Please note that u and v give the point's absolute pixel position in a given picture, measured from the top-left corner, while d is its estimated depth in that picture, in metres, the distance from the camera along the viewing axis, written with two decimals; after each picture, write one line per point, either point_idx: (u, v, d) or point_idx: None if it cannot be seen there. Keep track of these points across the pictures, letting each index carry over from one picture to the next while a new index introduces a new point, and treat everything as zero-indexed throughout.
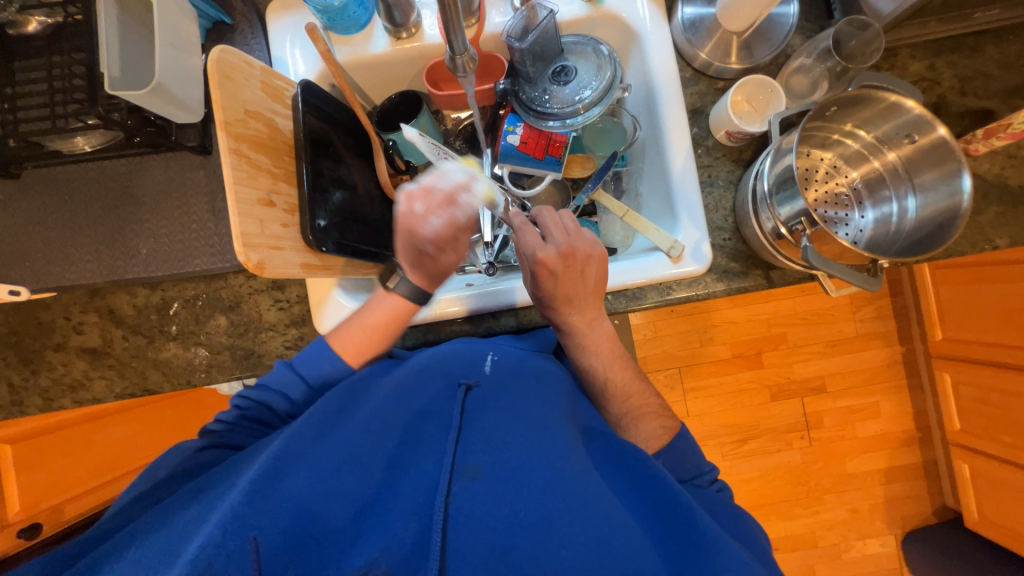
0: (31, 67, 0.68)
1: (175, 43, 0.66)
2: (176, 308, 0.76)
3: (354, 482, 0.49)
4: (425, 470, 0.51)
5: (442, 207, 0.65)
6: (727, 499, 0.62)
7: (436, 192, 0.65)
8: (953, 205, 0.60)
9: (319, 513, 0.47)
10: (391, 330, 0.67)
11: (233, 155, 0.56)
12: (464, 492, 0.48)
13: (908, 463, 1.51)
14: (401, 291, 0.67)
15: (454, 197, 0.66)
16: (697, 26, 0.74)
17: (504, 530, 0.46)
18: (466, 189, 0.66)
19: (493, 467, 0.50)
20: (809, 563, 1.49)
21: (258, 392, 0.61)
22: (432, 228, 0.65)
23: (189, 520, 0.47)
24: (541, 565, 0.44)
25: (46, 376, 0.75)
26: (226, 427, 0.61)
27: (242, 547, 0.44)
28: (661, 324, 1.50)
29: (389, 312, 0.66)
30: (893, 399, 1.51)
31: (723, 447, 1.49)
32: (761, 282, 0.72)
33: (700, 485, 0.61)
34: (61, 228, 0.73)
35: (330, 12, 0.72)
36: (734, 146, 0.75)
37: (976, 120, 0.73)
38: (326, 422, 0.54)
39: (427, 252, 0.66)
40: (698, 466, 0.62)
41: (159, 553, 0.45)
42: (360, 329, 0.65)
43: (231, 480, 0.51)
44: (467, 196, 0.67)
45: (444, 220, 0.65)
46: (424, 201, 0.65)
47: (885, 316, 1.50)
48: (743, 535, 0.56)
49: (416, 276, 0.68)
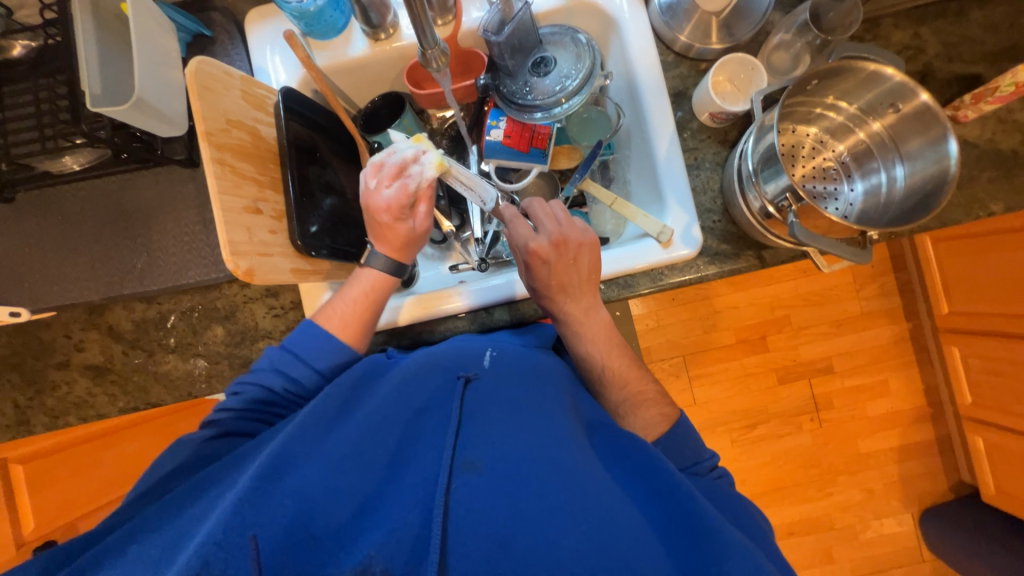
0: (18, 91, 0.69)
1: (154, 58, 0.67)
2: (174, 320, 0.77)
3: (355, 479, 0.49)
4: (425, 466, 0.51)
5: (392, 178, 0.65)
6: (725, 483, 0.61)
7: (387, 165, 0.65)
8: (941, 172, 0.59)
9: (320, 511, 0.47)
10: (370, 300, 0.68)
11: (216, 164, 0.57)
12: (464, 485, 0.48)
13: (921, 440, 1.49)
14: (374, 265, 0.69)
15: (403, 167, 0.65)
16: (674, 9, 0.74)
17: (504, 521, 0.46)
18: (413, 160, 0.65)
19: (493, 460, 0.50)
20: (825, 545, 1.48)
21: (253, 374, 0.63)
22: (384, 201, 0.65)
23: (190, 521, 0.48)
24: (541, 556, 0.44)
25: (50, 396, 0.77)
26: (230, 417, 0.61)
27: (241, 545, 0.44)
28: (663, 313, 1.49)
29: (365, 283, 0.68)
30: (902, 376, 1.50)
31: (732, 433, 1.48)
32: (753, 263, 0.71)
33: (698, 470, 0.61)
34: (56, 248, 0.74)
35: (307, 18, 0.72)
36: (718, 127, 0.74)
37: (964, 86, 0.72)
38: (326, 420, 0.54)
39: (386, 225, 0.67)
40: (697, 453, 0.62)
41: (162, 549, 0.46)
42: (341, 301, 0.67)
43: (233, 479, 0.51)
44: (418, 167, 0.65)
45: (396, 191, 0.65)
46: (377, 176, 0.65)
47: (890, 293, 1.48)
48: (744, 524, 0.55)
49: (384, 247, 0.69)
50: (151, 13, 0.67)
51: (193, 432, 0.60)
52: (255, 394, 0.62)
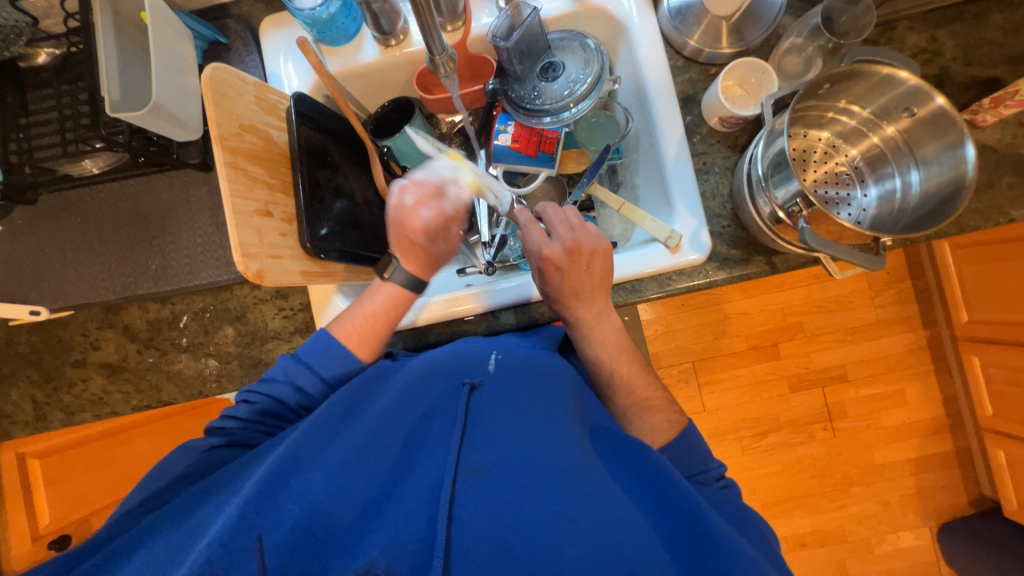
0: (42, 97, 0.72)
1: (172, 65, 0.68)
2: (186, 320, 0.78)
3: (358, 481, 0.49)
4: (428, 470, 0.51)
5: (430, 199, 0.67)
6: (732, 493, 0.60)
7: (425, 184, 0.68)
8: (957, 176, 0.58)
9: (323, 513, 0.47)
10: (391, 317, 0.67)
11: (229, 168, 0.58)
12: (468, 490, 0.48)
13: (940, 452, 1.45)
14: (397, 280, 0.68)
15: (442, 189, 0.68)
16: (684, 13, 0.73)
17: (507, 526, 0.46)
18: (453, 182, 0.69)
19: (496, 466, 0.49)
20: (838, 558, 1.44)
21: (267, 385, 0.62)
22: (424, 221, 0.67)
23: (196, 524, 0.48)
24: (543, 563, 0.44)
25: (67, 393, 0.78)
26: (240, 426, 0.61)
27: (245, 546, 0.44)
28: (672, 318, 1.47)
29: (386, 299, 0.68)
30: (919, 386, 1.46)
31: (743, 441, 1.46)
32: (763, 268, 0.70)
33: (703, 479, 0.59)
34: (74, 249, 0.76)
35: (319, 25, 0.73)
36: (728, 131, 0.74)
37: (983, 89, 0.70)
38: (331, 423, 0.54)
39: (417, 245, 0.67)
40: (703, 461, 0.61)
41: (168, 553, 0.46)
42: (360, 316, 0.66)
43: (239, 481, 0.51)
44: (454, 189, 0.69)
45: (432, 212, 0.67)
46: (414, 194, 0.67)
47: (907, 301, 1.45)
48: (750, 534, 0.54)
49: (410, 265, 0.69)
50: (170, 21, 0.69)
51: (201, 438, 0.60)
52: (266, 406, 0.62)
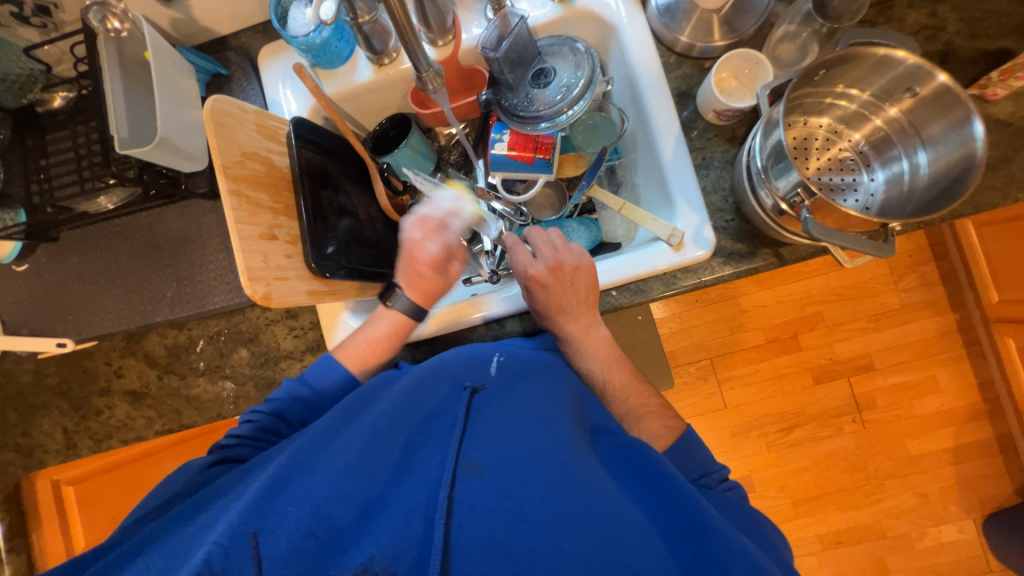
0: (61, 139, 0.76)
1: (176, 100, 0.71)
2: (202, 344, 0.81)
3: (359, 482, 0.48)
4: (428, 470, 0.50)
5: (435, 233, 0.75)
6: (737, 496, 0.58)
7: (429, 220, 0.76)
8: (966, 154, 0.56)
9: (324, 515, 0.46)
10: (394, 342, 0.70)
11: (233, 196, 0.59)
12: (466, 490, 0.47)
13: (980, 440, 1.38)
14: (400, 307, 0.71)
15: (445, 223, 0.76)
16: (672, 10, 0.73)
17: (506, 523, 0.45)
18: (455, 214, 0.77)
19: (495, 464, 0.49)
20: (878, 555, 1.38)
21: (271, 403, 0.64)
22: (430, 253, 0.74)
23: (195, 531, 0.47)
24: (541, 560, 0.43)
25: (94, 420, 0.81)
26: (239, 444, 0.62)
27: (243, 546, 0.44)
28: (687, 315, 1.45)
29: (390, 324, 0.70)
30: (952, 371, 1.39)
31: (768, 437, 1.42)
32: (771, 261, 0.69)
33: (707, 483, 0.58)
34: (94, 282, 0.79)
35: (314, 51, 0.75)
36: (726, 125, 0.73)
37: (991, 62, 0.68)
38: (335, 427, 0.54)
39: (425, 276, 0.74)
40: (704, 465, 0.59)
41: (169, 558, 0.45)
42: (365, 342, 0.69)
43: (239, 489, 0.51)
44: (457, 221, 0.77)
45: (438, 246, 0.75)
46: (420, 229, 0.75)
47: (932, 283, 1.39)
48: (755, 535, 0.53)
49: (415, 293, 0.73)
50: (173, 59, 0.72)
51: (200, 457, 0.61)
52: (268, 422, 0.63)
